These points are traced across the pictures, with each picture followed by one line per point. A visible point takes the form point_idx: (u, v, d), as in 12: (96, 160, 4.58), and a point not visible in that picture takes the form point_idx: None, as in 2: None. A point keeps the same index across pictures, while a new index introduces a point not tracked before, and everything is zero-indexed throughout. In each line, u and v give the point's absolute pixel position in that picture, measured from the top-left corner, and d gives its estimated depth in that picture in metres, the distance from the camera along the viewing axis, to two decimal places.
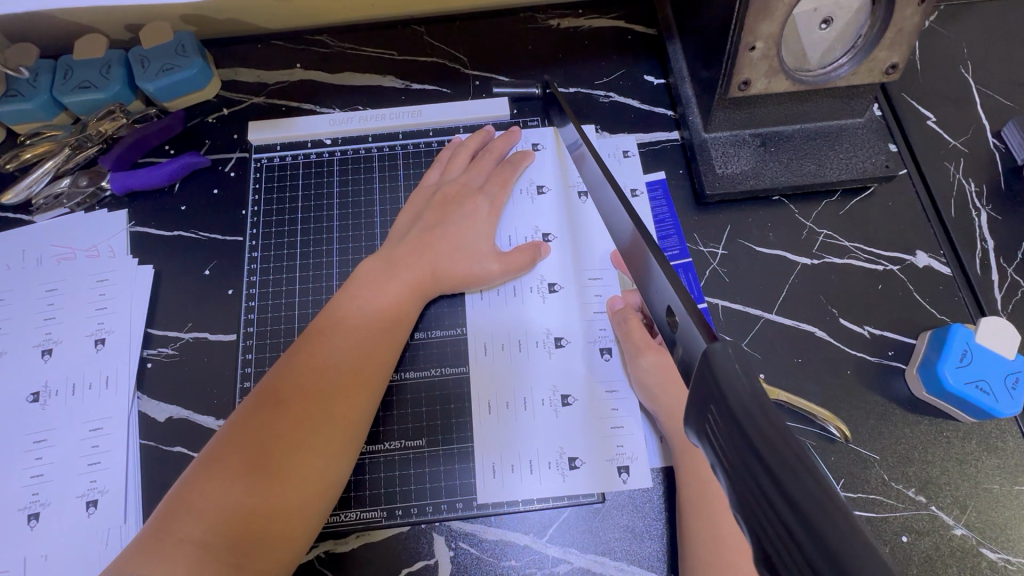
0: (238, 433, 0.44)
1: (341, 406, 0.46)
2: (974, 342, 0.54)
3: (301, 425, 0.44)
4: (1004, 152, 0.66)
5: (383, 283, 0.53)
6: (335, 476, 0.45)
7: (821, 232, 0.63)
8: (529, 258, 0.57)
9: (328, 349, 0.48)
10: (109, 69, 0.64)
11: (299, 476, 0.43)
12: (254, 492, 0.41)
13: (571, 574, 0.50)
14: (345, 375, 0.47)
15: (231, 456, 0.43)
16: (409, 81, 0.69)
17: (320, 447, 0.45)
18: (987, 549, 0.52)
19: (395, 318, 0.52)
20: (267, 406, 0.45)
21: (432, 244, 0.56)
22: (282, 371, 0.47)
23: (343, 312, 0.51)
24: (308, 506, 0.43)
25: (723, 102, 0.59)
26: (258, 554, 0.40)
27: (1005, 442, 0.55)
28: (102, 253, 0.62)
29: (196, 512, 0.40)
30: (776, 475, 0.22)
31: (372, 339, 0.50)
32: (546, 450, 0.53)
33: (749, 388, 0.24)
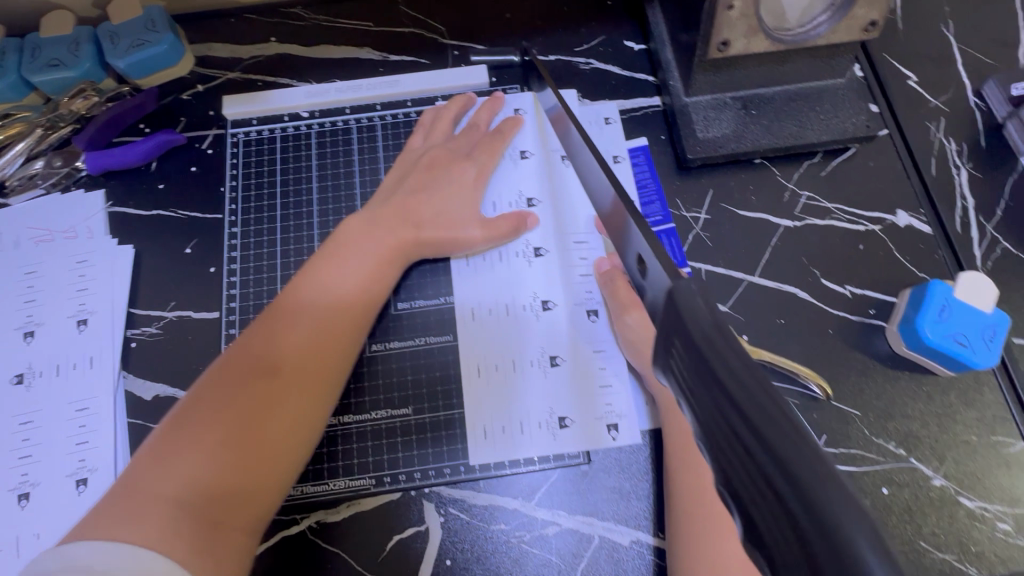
0: (205, 397, 0.43)
1: (318, 372, 0.46)
2: (952, 297, 0.54)
3: (278, 389, 0.44)
4: (984, 109, 0.66)
5: (352, 248, 0.52)
6: (304, 443, 0.45)
7: (803, 194, 0.63)
8: (514, 227, 0.57)
9: (305, 313, 0.48)
10: (77, 47, 0.63)
11: (268, 441, 0.43)
12: (223, 456, 0.40)
13: (560, 535, 0.51)
14: (322, 340, 0.47)
15: (206, 418, 0.41)
16: (386, 53, 0.68)
17: (296, 413, 0.45)
18: (965, 498, 0.53)
19: (372, 282, 0.52)
20: (242, 369, 0.44)
21: (416, 207, 0.56)
22: (255, 334, 0.46)
23: (319, 274, 0.50)
24: (278, 471, 0.43)
25: (703, 64, 0.58)
26: (233, 515, 0.40)
27: (983, 394, 0.56)
28: (80, 234, 0.61)
29: (168, 472, 0.39)
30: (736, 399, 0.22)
31: (349, 303, 0.50)
32: (534, 412, 0.54)
33: (715, 320, 0.25)
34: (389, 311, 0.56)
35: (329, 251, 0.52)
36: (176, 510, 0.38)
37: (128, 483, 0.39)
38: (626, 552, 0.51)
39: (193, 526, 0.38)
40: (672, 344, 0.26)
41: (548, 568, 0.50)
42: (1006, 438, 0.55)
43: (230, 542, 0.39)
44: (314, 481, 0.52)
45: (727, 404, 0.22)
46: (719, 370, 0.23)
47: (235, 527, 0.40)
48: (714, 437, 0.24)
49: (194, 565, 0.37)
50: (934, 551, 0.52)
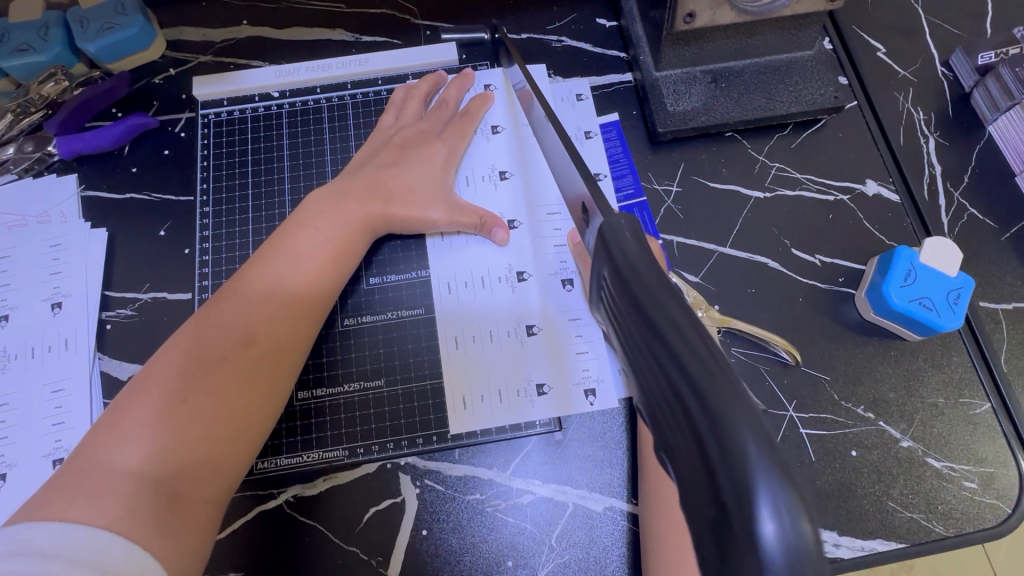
0: (159, 377, 0.43)
1: (279, 350, 0.47)
2: (917, 261, 0.55)
3: (238, 365, 0.45)
4: (952, 79, 0.67)
5: (309, 226, 0.52)
6: (260, 420, 0.46)
7: (773, 165, 0.64)
8: (480, 219, 0.57)
9: (270, 287, 0.49)
10: (46, 31, 0.63)
11: (224, 417, 0.43)
12: (178, 432, 0.41)
13: (534, 503, 0.52)
14: (283, 319, 0.48)
15: (166, 394, 0.42)
16: (358, 34, 0.68)
17: (257, 390, 0.45)
18: (932, 459, 0.54)
19: (336, 258, 0.52)
20: (203, 346, 0.45)
21: (388, 181, 0.56)
22: (216, 311, 0.47)
23: (282, 251, 0.50)
24: (236, 446, 0.43)
25: (671, 38, 0.59)
26: (197, 489, 0.41)
27: (951, 357, 0.57)
28: (53, 218, 0.61)
29: (129, 447, 0.39)
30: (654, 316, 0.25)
31: (312, 281, 0.50)
32: (509, 381, 0.54)
33: (635, 246, 0.29)
34: (362, 286, 0.56)
35: (290, 230, 0.52)
36: (138, 484, 0.38)
37: (88, 458, 0.39)
38: (600, 518, 0.51)
39: (153, 500, 0.38)
40: (603, 275, 0.30)
41: (522, 535, 0.51)
42: (973, 400, 0.56)
43: (193, 514, 0.40)
44: (288, 454, 0.52)
45: (648, 325, 0.25)
46: (644, 297, 0.26)
47: (198, 501, 0.41)
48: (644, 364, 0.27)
49: (157, 539, 0.37)
50: (902, 510, 0.52)
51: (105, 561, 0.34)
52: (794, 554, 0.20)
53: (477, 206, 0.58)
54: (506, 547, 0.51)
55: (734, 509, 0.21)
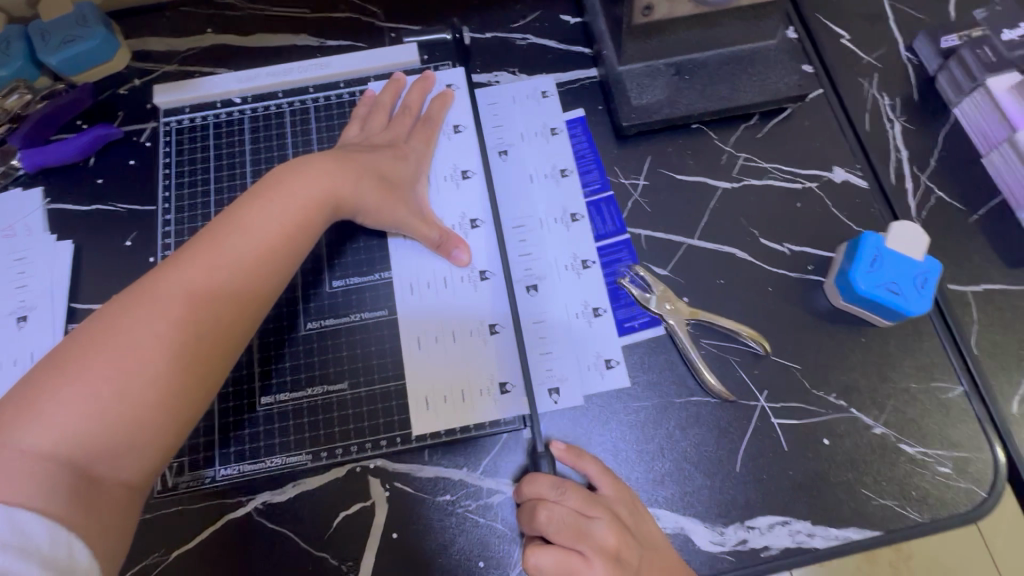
0: (83, 348, 0.41)
1: (220, 331, 0.45)
2: (883, 247, 0.55)
3: (174, 346, 0.43)
4: (917, 65, 0.67)
5: (264, 199, 0.49)
6: (193, 404, 0.44)
7: (740, 155, 0.64)
8: (441, 238, 0.56)
9: (217, 261, 0.46)
10: (8, 45, 0.63)
11: (151, 398, 0.41)
12: (98, 410, 0.39)
13: (505, 503, 0.52)
14: (227, 297, 0.46)
15: (92, 371, 0.40)
16: (323, 39, 0.68)
17: (191, 371, 0.43)
18: (906, 445, 0.53)
19: (287, 233, 0.49)
20: (137, 320, 0.42)
21: (355, 161, 0.55)
22: (157, 285, 0.44)
23: (233, 224, 0.47)
24: (164, 431, 0.42)
25: (631, 32, 0.59)
26: (115, 473, 0.40)
27: (921, 342, 0.57)
28: (18, 232, 0.61)
29: (47, 426, 0.38)
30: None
31: (263, 258, 0.48)
32: (477, 378, 0.54)
33: None
34: (324, 289, 0.56)
35: (247, 201, 0.49)
36: (52, 465, 0.38)
37: (0, 431, 0.38)
38: None
39: (68, 479, 0.38)
40: None
41: (492, 534, 0.51)
42: (945, 383, 0.55)
43: (111, 498, 0.40)
44: (252, 460, 0.52)
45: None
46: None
47: (116, 485, 0.40)
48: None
49: (73, 520, 0.37)
50: (876, 497, 0.52)
51: (27, 543, 0.34)
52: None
53: (439, 219, 0.58)
54: (476, 547, 0.51)
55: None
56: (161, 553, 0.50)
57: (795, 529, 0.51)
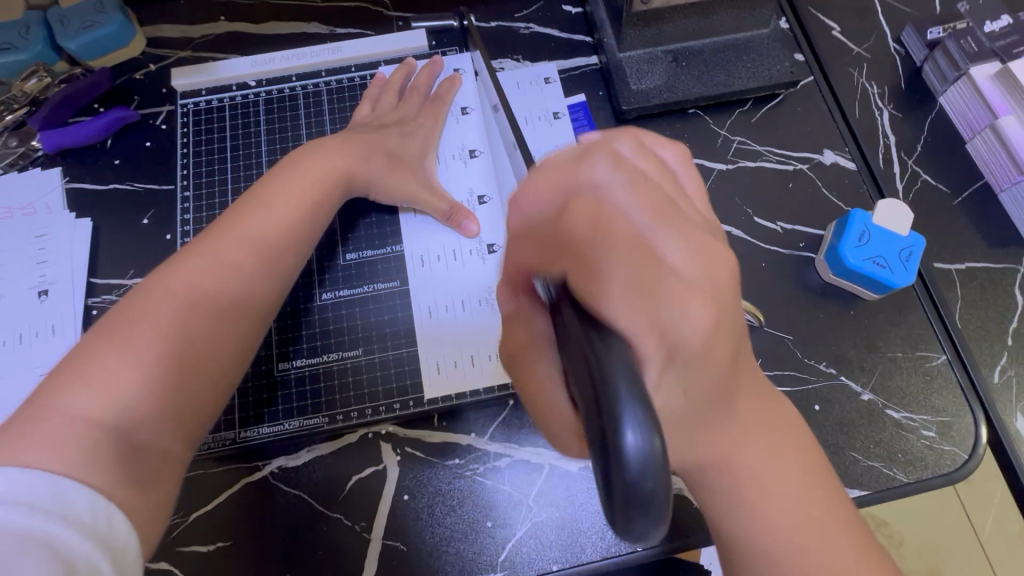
0: (125, 318, 0.42)
1: (252, 302, 0.48)
2: (872, 223, 0.58)
3: (211, 314, 0.44)
4: (903, 55, 0.70)
5: (285, 179, 0.52)
6: (230, 371, 0.46)
7: (735, 139, 0.66)
8: (451, 209, 0.59)
9: (245, 235, 0.48)
10: (29, 30, 0.65)
11: (194, 363, 0.43)
12: (146, 374, 0.40)
13: (512, 466, 0.54)
14: (257, 270, 0.48)
15: (136, 338, 0.41)
16: (334, 27, 0.70)
17: (228, 338, 0.45)
18: (892, 410, 0.56)
19: (307, 208, 0.52)
20: (177, 291, 0.44)
21: (364, 142, 0.58)
22: (187, 260, 0.46)
23: (255, 204, 0.50)
24: (206, 396, 0.44)
25: (631, 19, 0.62)
26: (160, 438, 0.40)
27: (907, 314, 0.59)
28: (38, 210, 0.63)
29: (94, 391, 0.38)
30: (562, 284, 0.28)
31: (287, 233, 0.50)
32: (485, 345, 0.56)
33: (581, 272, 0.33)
34: (339, 262, 0.58)
35: (267, 182, 0.52)
36: (100, 430, 0.37)
37: (47, 399, 0.38)
38: (570, 476, 0.54)
39: (117, 442, 0.38)
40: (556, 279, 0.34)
41: (500, 496, 0.53)
42: (930, 353, 0.58)
43: (158, 465, 0.40)
44: (271, 424, 0.54)
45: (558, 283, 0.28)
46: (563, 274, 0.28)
47: (161, 452, 0.40)
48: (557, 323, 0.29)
49: (117, 486, 0.37)
50: (864, 459, 0.55)
51: (69, 510, 0.34)
52: (645, 467, 0.22)
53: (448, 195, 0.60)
54: (483, 508, 0.53)
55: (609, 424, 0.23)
56: (181, 515, 0.52)
57: None
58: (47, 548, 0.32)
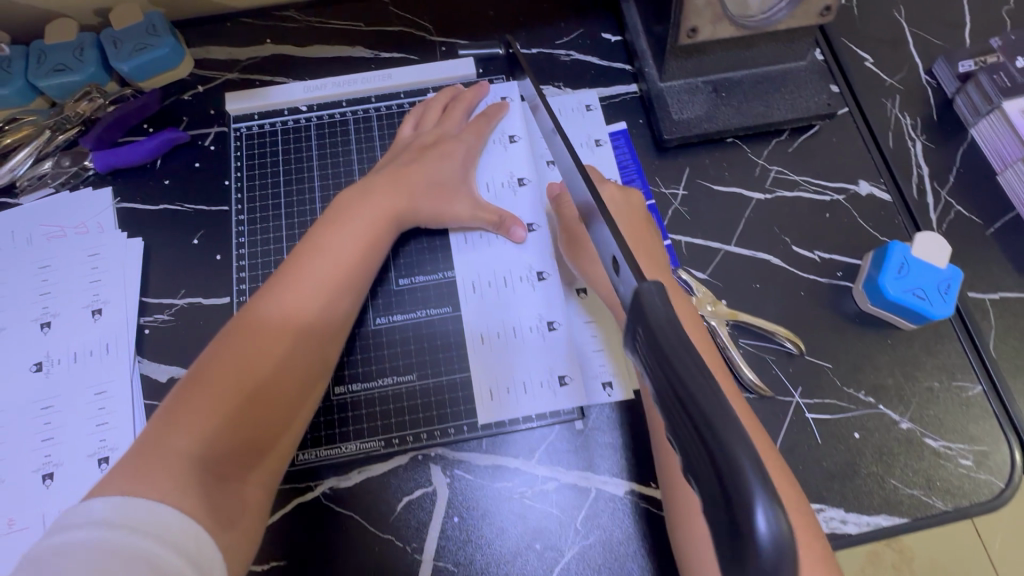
0: (216, 362, 0.46)
1: (321, 343, 0.51)
2: (910, 255, 0.59)
3: (287, 356, 0.48)
4: (935, 87, 0.72)
5: (351, 219, 0.55)
6: (303, 408, 0.50)
7: (773, 168, 0.68)
8: (500, 217, 0.60)
9: (310, 280, 0.51)
10: (82, 52, 0.66)
11: (272, 404, 0.47)
12: (233, 416, 0.44)
13: (561, 489, 0.55)
14: (326, 312, 0.51)
15: (225, 381, 0.45)
16: (377, 51, 0.71)
17: (300, 379, 0.49)
18: (930, 439, 0.58)
19: (367, 246, 0.55)
20: (259, 335, 0.48)
21: (411, 172, 0.59)
22: (260, 308, 0.49)
23: (320, 242, 0.53)
24: (283, 433, 0.48)
25: (675, 51, 0.63)
26: (244, 474, 0.45)
27: (943, 344, 0.61)
28: (91, 229, 0.64)
29: (192, 432, 0.42)
30: (676, 366, 0.27)
31: (353, 272, 0.53)
32: (537, 372, 0.57)
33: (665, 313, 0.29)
34: (390, 286, 0.60)
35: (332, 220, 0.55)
36: (195, 467, 0.41)
37: (153, 437, 0.42)
38: (616, 500, 0.55)
39: (211, 478, 0.42)
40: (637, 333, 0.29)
41: (549, 519, 0.54)
42: (966, 383, 0.60)
43: (242, 498, 0.44)
44: (326, 447, 0.55)
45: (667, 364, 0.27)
46: (671, 360, 0.27)
47: (244, 486, 0.44)
48: (662, 396, 0.28)
49: (207, 517, 0.39)
50: (903, 487, 0.56)
51: (160, 526, 0.37)
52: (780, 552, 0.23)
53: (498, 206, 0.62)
54: (532, 531, 0.54)
55: (738, 508, 0.23)
56: None
57: (829, 516, 0.55)
58: (145, 560, 0.34)
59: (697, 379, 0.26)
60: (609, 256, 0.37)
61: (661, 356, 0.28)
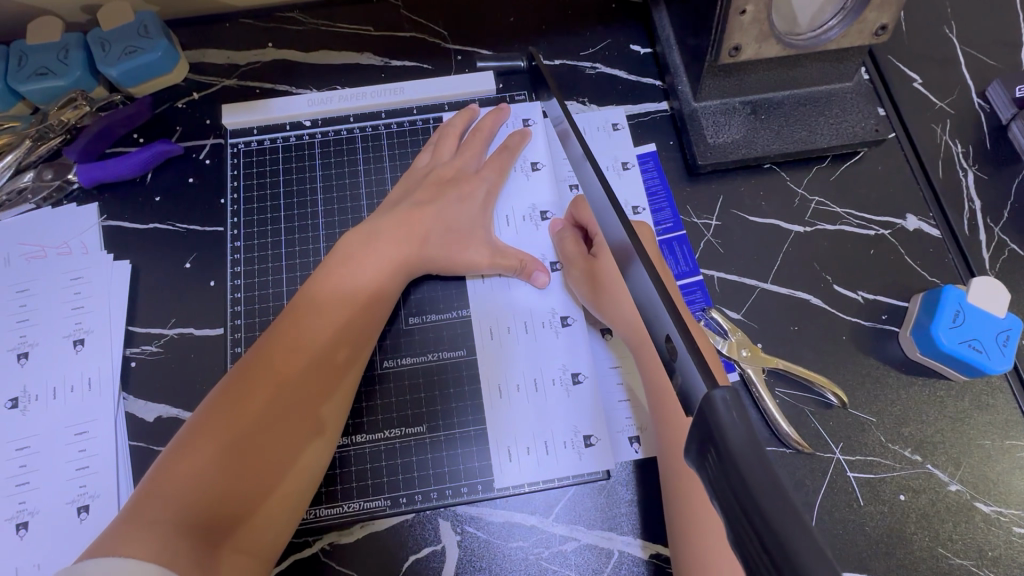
0: (216, 409, 0.43)
1: (328, 385, 0.47)
2: (965, 302, 0.55)
3: (291, 401, 0.45)
4: (988, 111, 0.66)
5: (363, 259, 0.52)
6: (309, 459, 0.45)
7: (813, 199, 0.63)
8: (521, 262, 0.56)
9: (307, 331, 0.48)
10: (67, 54, 0.60)
11: (271, 453, 0.43)
12: (228, 469, 0.41)
13: (580, 551, 0.50)
14: (333, 353, 0.48)
15: (222, 431, 0.42)
16: (388, 59, 0.66)
17: (304, 425, 0.45)
18: (981, 503, 0.53)
19: (377, 284, 0.52)
20: (263, 380, 0.45)
21: (423, 216, 0.56)
22: (262, 354, 0.46)
23: (328, 280, 0.51)
24: (285, 488, 0.44)
25: (713, 70, 0.57)
26: (239, 535, 0.40)
27: (995, 398, 0.56)
28: (74, 250, 0.59)
29: (183, 489, 0.39)
30: (764, 508, 0.22)
31: (362, 309, 0.51)
32: (560, 429, 0.53)
33: (748, 435, 0.23)
34: (400, 324, 0.56)
35: (343, 258, 0.52)
36: (181, 531, 0.38)
37: (146, 496, 0.39)
38: (643, 566, 0.49)
39: (199, 541, 0.38)
40: (709, 453, 0.24)
41: None
42: (1020, 442, 0.55)
43: (235, 565, 0.40)
44: (327, 504, 0.51)
45: (748, 499, 0.22)
46: (755, 493, 0.22)
47: (237, 551, 0.40)
48: (735, 537, 0.23)
49: None
50: (953, 556, 0.52)
51: None
52: None
53: (516, 249, 0.58)
54: None
55: None
56: None
57: None
58: None
59: (797, 535, 0.21)
60: (661, 335, 0.30)
61: (741, 485, 0.22)
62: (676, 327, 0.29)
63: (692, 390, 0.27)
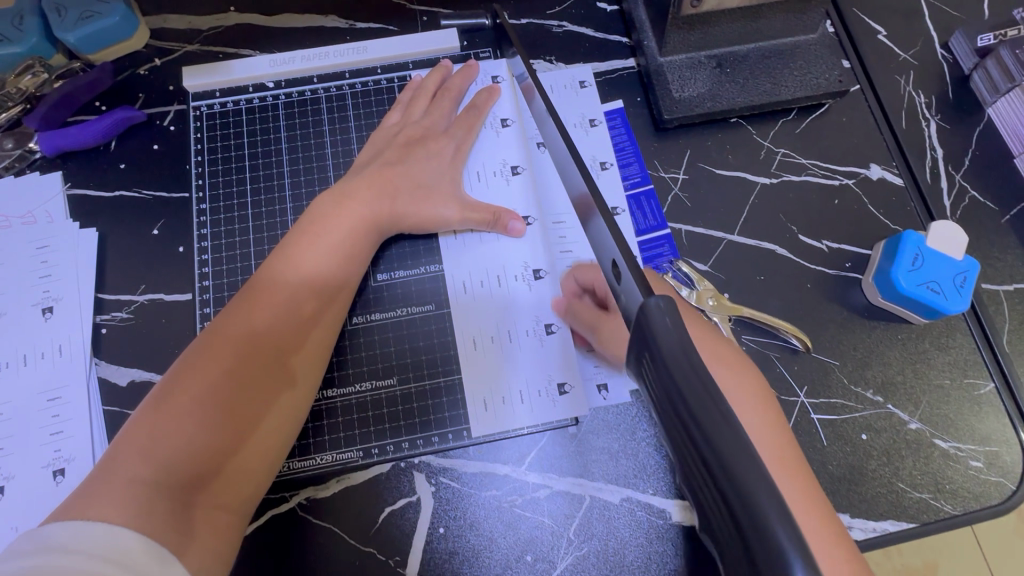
0: (185, 371, 0.43)
1: (300, 344, 0.48)
2: (924, 246, 0.56)
3: (262, 361, 0.45)
4: (951, 62, 0.67)
5: (331, 220, 0.52)
6: (286, 417, 0.46)
7: (779, 151, 0.63)
8: (494, 215, 0.56)
9: (276, 291, 0.48)
10: (22, 20, 0.59)
11: (244, 414, 0.43)
12: (201, 429, 0.41)
13: (552, 497, 0.51)
14: (304, 313, 0.48)
15: (192, 392, 0.42)
16: (351, 20, 0.65)
17: (277, 385, 0.45)
18: (940, 440, 0.55)
19: (346, 245, 0.52)
20: (234, 341, 0.45)
21: (390, 176, 0.56)
22: (233, 315, 0.46)
23: (298, 241, 0.51)
24: (260, 446, 0.44)
25: (676, 23, 0.57)
26: (213, 493, 0.41)
27: (955, 339, 0.58)
28: (39, 219, 0.58)
29: (156, 450, 0.40)
30: (690, 404, 0.22)
31: (333, 270, 0.51)
32: (534, 379, 0.54)
33: (678, 339, 0.24)
34: (370, 282, 0.56)
35: (314, 220, 0.52)
36: (154, 491, 0.38)
37: (116, 457, 0.40)
38: (613, 508, 0.51)
39: (172, 499, 0.39)
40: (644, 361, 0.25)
41: (540, 529, 0.50)
42: (978, 380, 0.57)
43: (212, 521, 0.41)
44: (300, 457, 0.51)
45: (679, 399, 0.23)
46: (684, 394, 0.23)
47: (212, 508, 0.41)
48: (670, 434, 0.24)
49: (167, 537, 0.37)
50: (912, 491, 0.53)
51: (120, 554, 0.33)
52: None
53: (489, 203, 0.58)
54: (523, 542, 0.50)
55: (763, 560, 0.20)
56: None
57: None
58: None
59: (719, 425, 0.22)
60: (608, 260, 0.31)
61: (672, 387, 0.23)
62: (620, 252, 0.29)
63: (632, 303, 0.28)
